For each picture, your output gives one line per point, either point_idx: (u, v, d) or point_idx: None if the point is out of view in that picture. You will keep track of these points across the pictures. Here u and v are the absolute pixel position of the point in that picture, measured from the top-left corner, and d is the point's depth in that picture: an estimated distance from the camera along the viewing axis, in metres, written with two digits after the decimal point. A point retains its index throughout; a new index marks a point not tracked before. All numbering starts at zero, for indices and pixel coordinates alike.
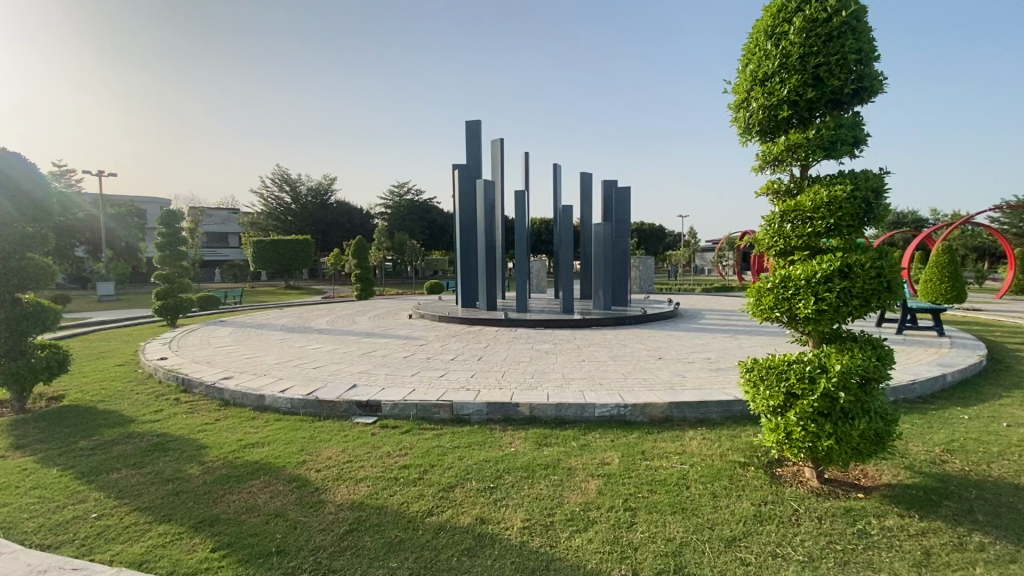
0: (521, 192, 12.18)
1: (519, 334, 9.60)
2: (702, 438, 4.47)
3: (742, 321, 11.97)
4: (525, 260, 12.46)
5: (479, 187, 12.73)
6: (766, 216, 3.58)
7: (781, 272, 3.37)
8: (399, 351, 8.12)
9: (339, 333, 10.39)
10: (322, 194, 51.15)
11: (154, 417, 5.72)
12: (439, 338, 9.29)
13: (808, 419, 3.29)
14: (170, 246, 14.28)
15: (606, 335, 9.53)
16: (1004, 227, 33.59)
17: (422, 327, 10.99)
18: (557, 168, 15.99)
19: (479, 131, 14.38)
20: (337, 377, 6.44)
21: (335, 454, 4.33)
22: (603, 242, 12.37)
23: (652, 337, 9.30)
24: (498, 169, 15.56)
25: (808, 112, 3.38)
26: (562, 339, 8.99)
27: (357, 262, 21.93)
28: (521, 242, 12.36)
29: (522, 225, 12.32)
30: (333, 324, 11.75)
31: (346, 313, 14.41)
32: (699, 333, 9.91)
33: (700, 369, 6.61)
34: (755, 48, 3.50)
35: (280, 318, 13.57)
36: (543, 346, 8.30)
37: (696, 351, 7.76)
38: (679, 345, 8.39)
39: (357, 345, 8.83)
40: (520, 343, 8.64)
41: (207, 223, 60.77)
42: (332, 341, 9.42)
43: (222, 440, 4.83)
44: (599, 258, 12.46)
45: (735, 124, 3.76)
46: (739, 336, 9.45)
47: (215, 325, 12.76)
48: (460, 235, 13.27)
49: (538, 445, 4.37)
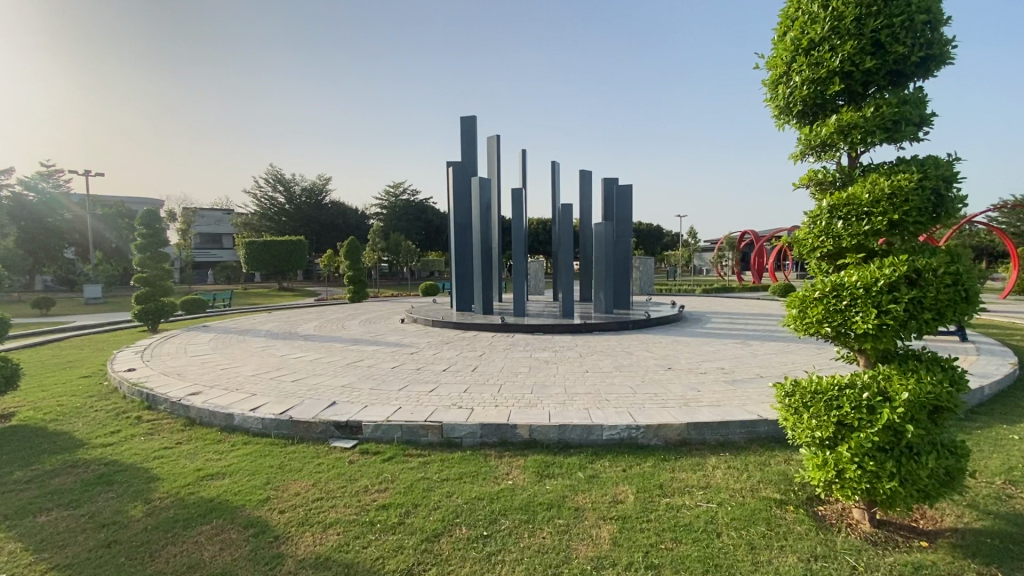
0: (518, 190, 11.60)
1: (517, 340, 9.02)
2: (728, 468, 3.90)
3: (750, 324, 11.42)
4: (523, 261, 11.88)
5: (474, 185, 12.14)
6: (809, 212, 3.02)
7: (830, 279, 2.80)
8: (387, 360, 7.53)
9: (325, 340, 9.80)
10: (317, 194, 50.42)
11: (109, 439, 5.13)
12: (431, 345, 8.70)
13: (864, 455, 2.73)
14: (151, 247, 13.63)
15: (609, 341, 8.95)
16: (1004, 227, 33.28)
17: (414, 332, 10.41)
18: (555, 166, 15.41)
19: (474, 128, 13.80)
20: (317, 392, 5.85)
21: (304, 489, 3.74)
22: (604, 241, 11.81)
23: (658, 343, 8.74)
24: (494, 167, 14.98)
25: (863, 87, 2.81)
26: (564, 346, 8.41)
27: (349, 263, 21.30)
28: (518, 242, 11.79)
29: (519, 224, 11.74)
30: (321, 330, 11.16)
31: (336, 317, 13.83)
32: (707, 338, 9.35)
33: (714, 381, 6.05)
34: (797, 12, 2.92)
35: (266, 323, 12.98)
36: (542, 354, 7.72)
37: (707, 360, 7.20)
38: (688, 352, 7.82)
39: (343, 354, 8.24)
40: (518, 350, 8.06)
41: (200, 224, 59.98)
42: (317, 348, 8.83)
43: (178, 470, 4.24)
44: (600, 259, 11.89)
45: (770, 104, 3.19)
46: (751, 341, 8.89)
47: (197, 331, 12.14)
48: (454, 235, 12.68)
49: (538, 477, 3.80)
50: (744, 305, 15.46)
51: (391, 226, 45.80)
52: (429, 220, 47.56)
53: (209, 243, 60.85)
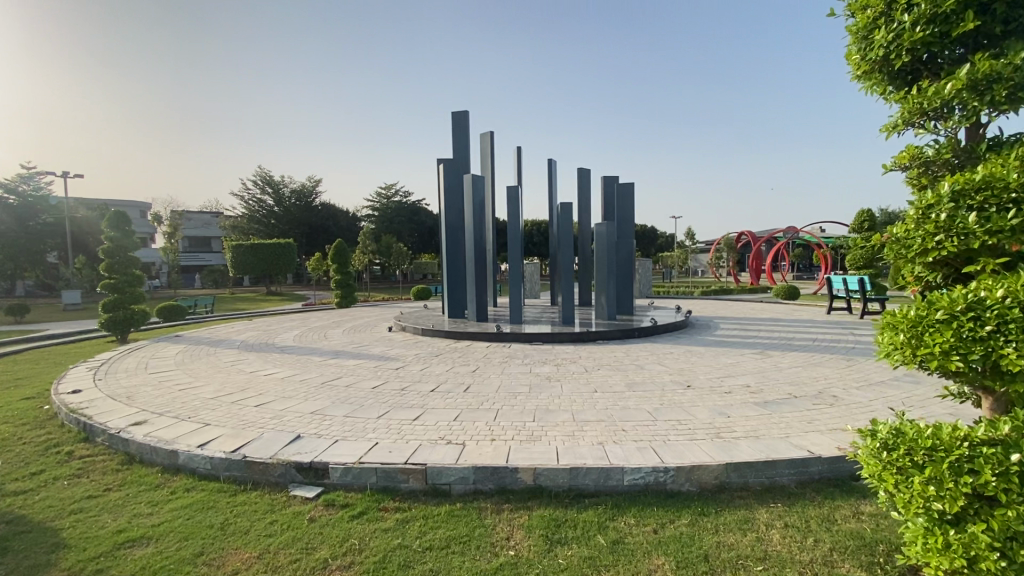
0: (514, 187, 10.79)
1: (514, 352, 8.20)
2: (784, 526, 3.10)
3: (762, 331, 10.69)
4: (519, 264, 11.05)
5: (466, 182, 11.32)
6: (916, 200, 2.27)
7: (961, 294, 2.02)
8: (369, 378, 6.68)
9: (303, 352, 8.92)
10: (307, 195, 49.34)
11: (23, 483, 4.23)
12: (419, 359, 7.86)
13: (1012, 541, 1.96)
14: (119, 249, 12.68)
15: (615, 352, 8.15)
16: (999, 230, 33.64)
17: (402, 343, 9.55)
18: (552, 163, 14.63)
19: (466, 123, 12.98)
20: (282, 420, 5.00)
21: (248, 563, 2.90)
22: (607, 243, 11.04)
23: (669, 354, 7.95)
24: (488, 165, 14.17)
25: (1001, 28, 2.14)
26: (566, 358, 7.59)
27: (337, 267, 20.37)
28: (513, 244, 10.98)
29: (516, 224, 10.92)
30: (300, 341, 10.27)
31: (320, 326, 12.94)
32: (720, 347, 8.59)
33: (742, 402, 5.27)
34: None
35: (244, 332, 12.07)
36: (543, 369, 6.91)
37: (728, 375, 6.42)
38: (704, 365, 7.04)
39: (321, 369, 7.38)
40: (516, 364, 7.24)
41: (187, 227, 58.75)
42: (292, 363, 7.94)
43: (95, 531, 3.38)
44: (603, 261, 11.15)
45: (856, 57, 2.49)
46: (769, 351, 8.15)
47: (167, 342, 11.19)
48: (446, 236, 11.85)
49: (548, 543, 2.99)
50: (750, 308, 14.77)
51: (383, 228, 44.90)
52: (422, 221, 46.67)
53: (197, 246, 59.54)
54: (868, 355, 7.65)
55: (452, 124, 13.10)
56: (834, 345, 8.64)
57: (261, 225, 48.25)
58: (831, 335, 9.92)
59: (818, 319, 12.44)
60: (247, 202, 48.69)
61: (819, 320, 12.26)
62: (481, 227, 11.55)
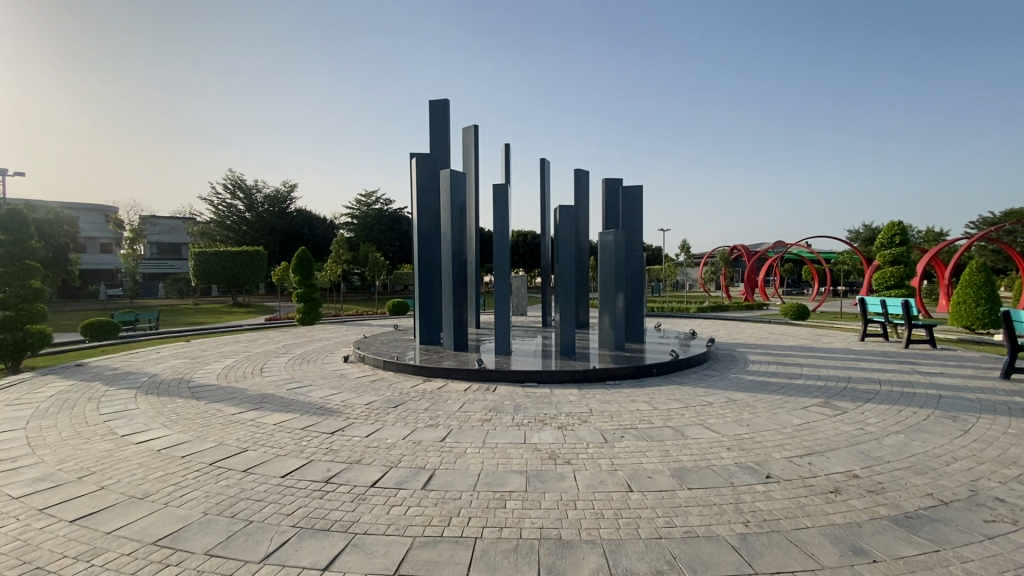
0: (502, 185, 8.76)
1: (499, 403, 6.06)
2: None
3: (801, 365, 8.76)
4: (507, 279, 8.96)
5: (443, 180, 9.25)
6: None
7: None
8: (285, 454, 4.48)
9: (219, 398, 6.68)
10: (280, 201, 46.67)
11: None
12: (369, 414, 5.67)
13: None
14: (10, 257, 10.27)
15: (634, 402, 6.09)
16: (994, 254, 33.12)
17: (354, 382, 7.36)
18: (544, 164, 12.67)
19: (446, 112, 10.98)
20: (87, 569, 2.79)
21: None
22: (614, 254, 9.03)
23: (708, 406, 5.90)
24: (471, 163, 12.19)
25: None
26: (572, 415, 5.49)
27: (299, 279, 18.00)
28: (501, 256, 8.88)
29: (503, 230, 8.86)
30: (226, 377, 8.00)
31: (262, 353, 10.65)
32: (768, 394, 6.59)
33: (872, 521, 3.23)
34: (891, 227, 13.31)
35: (164, 361, 9.72)
36: (542, 435, 4.81)
37: (814, 453, 4.39)
38: (768, 431, 5.00)
39: (223, 432, 5.15)
40: (503, 426, 5.11)
41: (153, 231, 55.50)
42: (191, 419, 5.70)
43: None
44: (609, 276, 9.13)
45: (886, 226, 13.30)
46: (836, 402, 6.15)
47: (57, 375, 8.75)
48: (419, 245, 9.71)
49: None
50: (769, 333, 12.86)
51: (362, 237, 42.64)
52: (403, 231, 44.39)
53: (166, 253, 56.28)
54: (974, 411, 5.71)
55: (430, 114, 11.09)
56: (912, 390, 6.71)
57: (230, 232, 45.42)
58: (890, 373, 8.01)
59: (857, 347, 10.56)
60: (215, 207, 45.88)
61: (860, 350, 10.39)
62: (461, 234, 9.45)
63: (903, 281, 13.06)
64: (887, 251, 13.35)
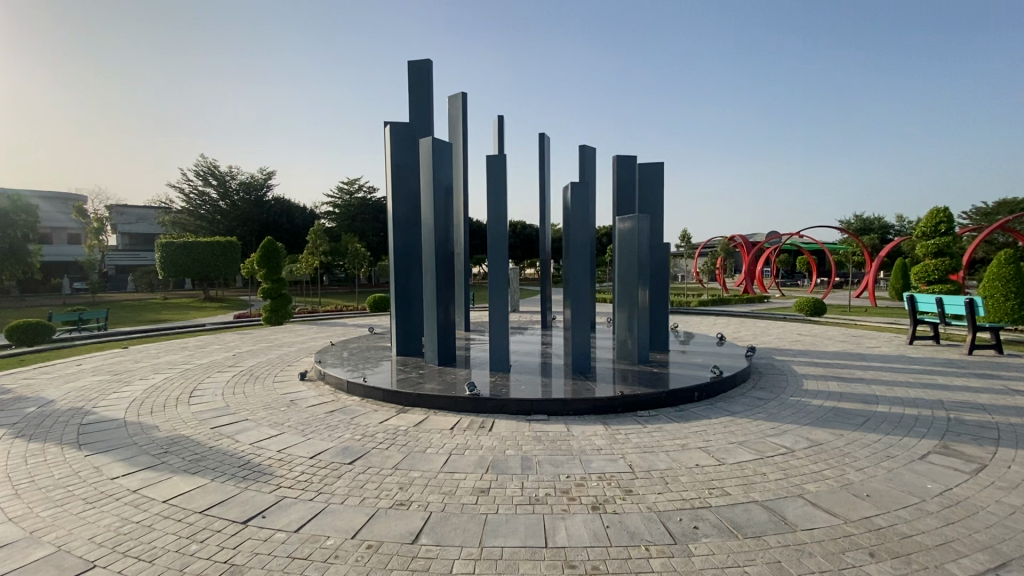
0: (497, 156, 6.89)
1: (499, 456, 4.31)
2: None
3: (863, 379, 7.18)
4: (503, 270, 7.04)
5: (423, 151, 7.37)
6: None
7: None
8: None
9: (113, 444, 4.87)
10: (257, 188, 44.57)
11: None
12: (310, 481, 3.88)
13: None
14: None
15: (685, 451, 4.40)
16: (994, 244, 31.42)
17: (304, 416, 5.57)
18: (543, 139, 10.87)
19: (428, 74, 9.09)
20: None
21: None
22: (636, 243, 7.36)
23: (791, 457, 4.25)
24: (457, 138, 10.42)
25: None
26: (608, 481, 3.77)
27: (265, 273, 16.00)
28: (493, 246, 7.07)
29: (497, 211, 6.90)
30: (140, 407, 6.14)
31: (206, 366, 8.78)
32: (855, 431, 4.97)
33: None
34: (935, 215, 11.86)
35: (77, 379, 7.83)
36: (572, 530, 3.08)
37: (1011, 566, 2.75)
38: (905, 511, 3.36)
39: (77, 523, 3.34)
40: (508, 509, 3.36)
41: (122, 221, 52.60)
42: (46, 489, 3.88)
43: None
44: (628, 268, 7.48)
45: (930, 211, 11.89)
46: (956, 446, 4.55)
47: None
48: (394, 234, 7.92)
49: None
50: (800, 335, 11.28)
51: (344, 226, 40.48)
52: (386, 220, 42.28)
53: (137, 244, 53.51)
54: None
55: (409, 76, 9.20)
56: None
57: (204, 221, 42.89)
58: (981, 390, 6.47)
59: (915, 355, 8.99)
60: (187, 195, 43.23)
61: (918, 357, 8.84)
62: (447, 219, 7.67)
63: (948, 274, 11.61)
64: (930, 240, 11.83)
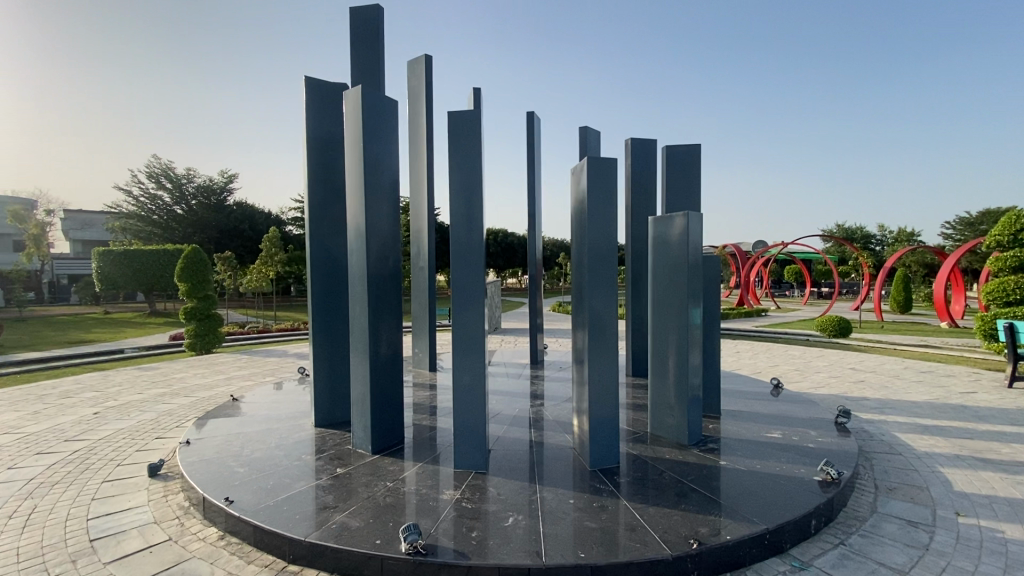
0: (462, 113, 4.22)
1: None
2: None
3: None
4: (478, 293, 4.28)
5: (351, 111, 4.68)
6: None
7: None
8: None
9: None
10: (216, 192, 41.04)
11: None
12: None
13: None
14: None
15: None
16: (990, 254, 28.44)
17: None
18: (532, 119, 8.36)
19: (376, 18, 6.44)
20: None
21: None
22: (686, 255, 4.75)
23: None
24: (421, 118, 7.87)
25: None
26: None
27: (189, 289, 13.06)
28: (459, 264, 4.32)
29: (467, 207, 4.27)
30: None
31: (34, 438, 5.85)
32: None
33: None
34: (1013, 220, 9.71)
35: None
36: None
37: None
38: None
39: None
40: None
41: (70, 227, 48.49)
42: None
43: None
44: (674, 294, 4.87)
45: (1003, 217, 9.81)
46: None
47: None
48: (314, 244, 5.18)
49: None
50: (858, 373, 8.86)
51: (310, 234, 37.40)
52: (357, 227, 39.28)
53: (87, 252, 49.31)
54: None
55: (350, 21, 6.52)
56: None
57: (156, 227, 39.20)
58: None
59: None
60: (138, 199, 39.54)
61: None
62: (392, 220, 4.95)
63: None
64: (1007, 252, 9.68)
